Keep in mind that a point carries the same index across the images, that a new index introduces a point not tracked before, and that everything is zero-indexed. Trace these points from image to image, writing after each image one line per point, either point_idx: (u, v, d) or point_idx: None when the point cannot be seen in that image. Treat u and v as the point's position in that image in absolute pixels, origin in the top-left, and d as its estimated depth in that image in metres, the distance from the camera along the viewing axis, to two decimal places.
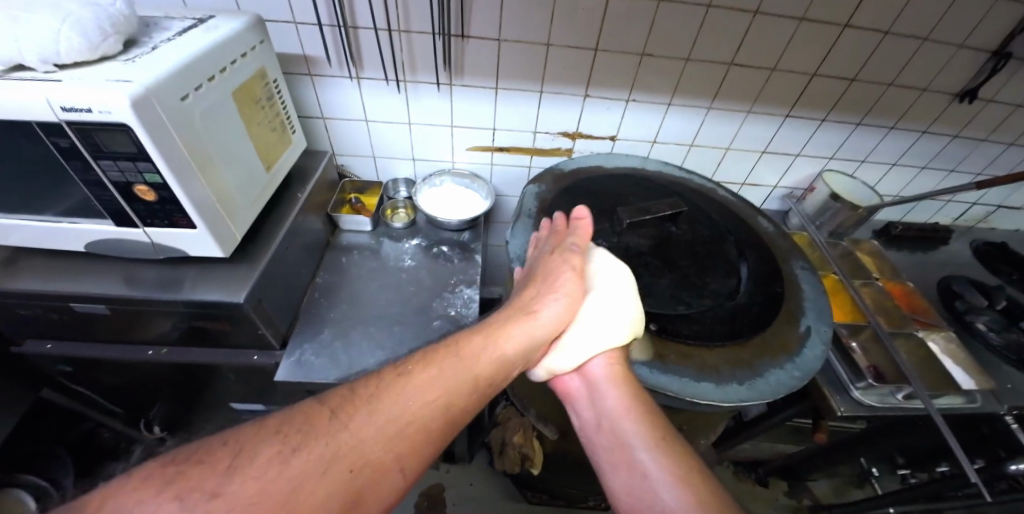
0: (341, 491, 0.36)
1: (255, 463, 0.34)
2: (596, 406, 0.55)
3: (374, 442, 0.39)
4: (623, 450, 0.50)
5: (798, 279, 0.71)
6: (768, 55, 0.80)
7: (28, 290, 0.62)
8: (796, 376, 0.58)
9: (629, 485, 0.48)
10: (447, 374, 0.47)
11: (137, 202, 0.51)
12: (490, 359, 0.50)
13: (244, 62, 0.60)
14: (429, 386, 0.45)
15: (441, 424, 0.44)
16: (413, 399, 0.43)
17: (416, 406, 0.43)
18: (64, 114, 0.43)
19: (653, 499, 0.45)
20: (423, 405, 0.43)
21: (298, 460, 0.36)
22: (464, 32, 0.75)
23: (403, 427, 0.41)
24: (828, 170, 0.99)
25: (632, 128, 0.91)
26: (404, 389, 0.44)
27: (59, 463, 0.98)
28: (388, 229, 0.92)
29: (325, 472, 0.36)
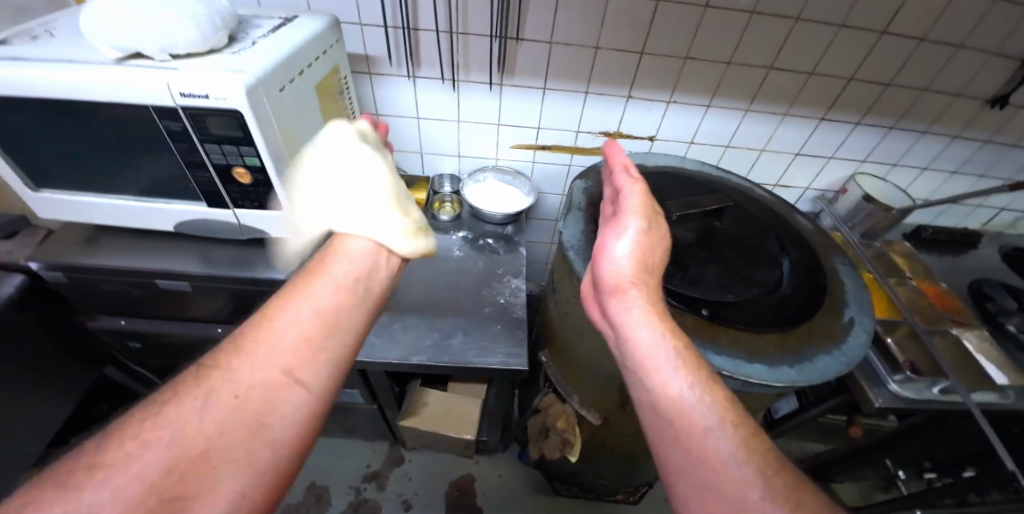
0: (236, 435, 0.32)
1: (140, 432, 0.31)
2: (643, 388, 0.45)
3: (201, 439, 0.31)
4: (667, 392, 0.42)
5: (838, 274, 0.74)
6: (807, 59, 0.83)
7: (120, 267, 0.66)
8: (842, 362, 0.60)
9: (689, 458, 0.39)
10: (322, 304, 0.40)
11: (232, 184, 0.56)
12: (272, 339, 0.37)
13: (324, 59, 0.65)
14: (295, 306, 0.39)
15: (262, 404, 0.34)
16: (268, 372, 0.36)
17: (311, 323, 0.39)
18: (182, 100, 0.47)
19: (694, 438, 0.40)
20: (300, 349, 0.38)
21: (155, 450, 0.30)
22: (519, 35, 0.79)
23: (265, 396, 0.35)
24: (859, 172, 1.01)
25: (670, 129, 0.95)
26: (303, 295, 0.40)
27: (111, 442, 0.99)
28: (434, 221, 0.95)
29: (169, 468, 0.30)
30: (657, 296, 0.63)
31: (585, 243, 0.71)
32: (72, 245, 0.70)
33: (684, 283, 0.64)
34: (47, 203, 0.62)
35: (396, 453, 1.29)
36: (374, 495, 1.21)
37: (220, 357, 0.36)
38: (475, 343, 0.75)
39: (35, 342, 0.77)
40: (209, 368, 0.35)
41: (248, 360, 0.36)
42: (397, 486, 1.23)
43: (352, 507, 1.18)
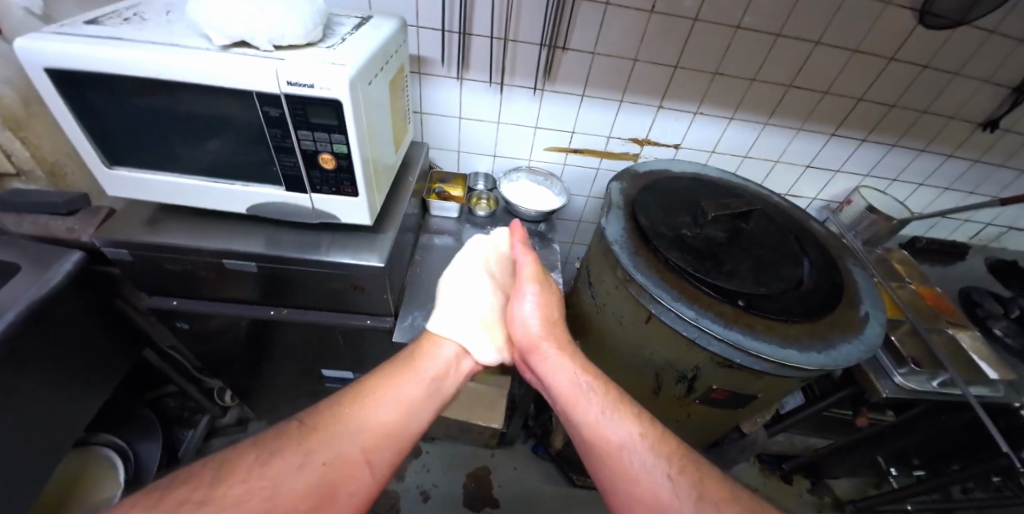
0: (320, 493, 0.46)
1: (250, 472, 0.44)
2: (588, 433, 0.57)
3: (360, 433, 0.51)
4: (593, 423, 0.58)
5: (852, 274, 0.81)
6: (824, 79, 0.91)
7: (188, 245, 0.69)
8: (862, 350, 0.66)
9: (613, 468, 0.54)
10: (402, 394, 0.57)
11: (315, 168, 0.59)
12: (390, 408, 0.55)
13: (395, 57, 0.69)
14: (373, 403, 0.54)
15: (400, 428, 0.54)
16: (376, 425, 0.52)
17: (394, 415, 0.54)
18: (287, 87, 0.51)
19: (632, 471, 0.52)
20: (400, 412, 0.55)
21: (277, 476, 0.45)
22: (565, 45, 0.85)
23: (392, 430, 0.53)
24: (862, 185, 1.10)
25: (695, 138, 1.02)
26: (391, 393, 0.56)
27: (145, 428, 1.00)
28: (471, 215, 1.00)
29: (306, 492, 0.45)
30: (696, 286, 0.69)
31: (626, 238, 0.77)
32: (134, 224, 0.71)
33: (721, 276, 0.70)
34: (123, 180, 0.65)
35: (414, 446, 1.31)
36: (393, 486, 1.23)
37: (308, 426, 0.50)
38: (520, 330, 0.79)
39: (86, 321, 0.77)
40: (310, 432, 0.49)
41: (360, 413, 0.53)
42: (415, 478, 1.25)
43: None
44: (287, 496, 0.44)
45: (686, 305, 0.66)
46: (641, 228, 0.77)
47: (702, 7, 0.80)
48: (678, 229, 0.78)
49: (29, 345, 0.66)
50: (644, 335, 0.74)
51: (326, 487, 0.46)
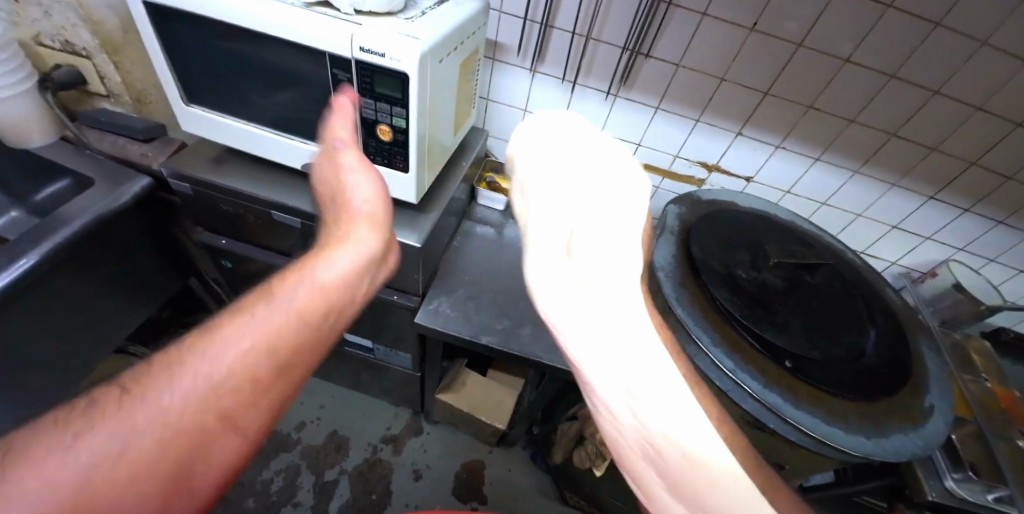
0: (197, 427, 0.31)
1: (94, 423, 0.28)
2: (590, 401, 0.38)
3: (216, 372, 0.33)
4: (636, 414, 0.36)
5: (923, 356, 0.71)
6: (937, 135, 0.80)
7: (242, 191, 0.71)
8: (920, 446, 0.59)
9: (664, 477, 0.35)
10: (298, 296, 0.39)
11: (372, 138, 0.59)
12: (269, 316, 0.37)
13: (472, 38, 0.67)
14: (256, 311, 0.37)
15: (285, 337, 0.36)
16: (274, 323, 0.36)
17: (290, 317, 0.37)
18: (358, 54, 0.50)
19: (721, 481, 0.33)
20: (309, 313, 0.39)
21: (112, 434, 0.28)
22: (649, 51, 0.80)
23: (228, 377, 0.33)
24: (954, 259, 0.98)
25: (770, 173, 0.94)
26: (243, 319, 0.36)
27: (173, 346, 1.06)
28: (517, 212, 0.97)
29: (164, 442, 0.29)
30: (742, 335, 0.63)
31: (673, 267, 0.72)
32: (199, 162, 0.74)
33: (772, 329, 0.63)
34: (196, 118, 0.67)
35: (416, 424, 1.33)
36: (388, 457, 1.25)
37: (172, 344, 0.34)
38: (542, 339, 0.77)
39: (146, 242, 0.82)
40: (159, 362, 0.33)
41: (246, 318, 0.36)
42: (411, 455, 1.27)
43: (367, 463, 1.23)
44: (140, 480, 0.28)
45: (725, 353, 0.61)
46: (693, 260, 0.72)
47: (811, 33, 0.73)
48: (733, 269, 0.71)
49: (87, 253, 0.71)
50: (671, 372, 0.69)
51: (191, 444, 0.30)
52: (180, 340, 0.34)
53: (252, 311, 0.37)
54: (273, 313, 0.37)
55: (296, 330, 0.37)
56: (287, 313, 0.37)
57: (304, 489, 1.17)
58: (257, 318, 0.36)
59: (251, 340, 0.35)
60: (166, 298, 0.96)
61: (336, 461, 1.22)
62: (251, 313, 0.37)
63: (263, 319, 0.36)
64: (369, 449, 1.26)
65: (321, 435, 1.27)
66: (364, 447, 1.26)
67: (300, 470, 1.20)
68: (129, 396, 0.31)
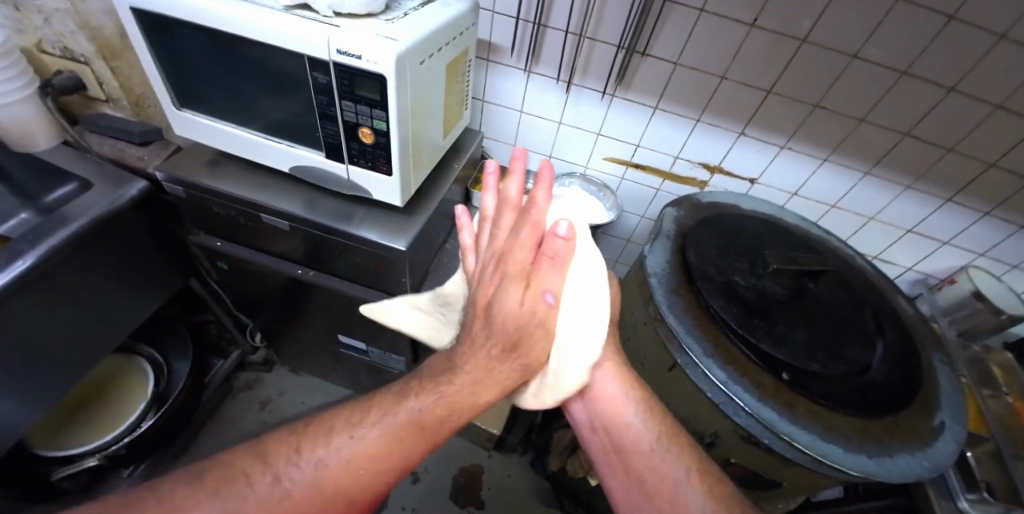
0: None
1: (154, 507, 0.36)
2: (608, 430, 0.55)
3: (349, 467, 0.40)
4: (632, 432, 0.54)
5: (935, 370, 0.67)
6: (953, 136, 0.76)
7: (233, 194, 0.72)
8: (926, 467, 0.55)
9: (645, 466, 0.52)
10: (362, 440, 0.42)
11: (355, 141, 0.58)
12: (338, 452, 0.41)
13: (460, 38, 0.66)
14: (342, 440, 0.41)
15: (361, 477, 0.40)
16: (358, 453, 0.41)
17: (352, 458, 0.41)
18: (335, 56, 0.50)
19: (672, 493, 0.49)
20: (374, 450, 0.41)
21: None
22: (646, 50, 0.78)
23: (358, 472, 0.40)
24: (975, 265, 0.92)
25: (775, 175, 0.90)
26: (356, 428, 0.42)
27: (174, 345, 1.07)
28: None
29: None
30: (737, 345, 0.61)
31: (667, 272, 0.69)
32: (194, 165, 0.75)
33: (769, 340, 0.60)
34: (188, 122, 0.68)
35: None
36: None
37: (266, 444, 0.42)
38: None
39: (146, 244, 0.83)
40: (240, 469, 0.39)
41: (346, 441, 0.41)
42: None
43: None
44: None
45: (717, 365, 0.59)
46: (688, 265, 0.69)
47: (815, 29, 0.69)
48: (730, 275, 0.69)
49: (93, 248, 0.73)
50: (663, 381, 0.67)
51: None
52: (277, 448, 0.41)
53: (336, 434, 0.42)
54: (349, 446, 0.41)
55: (377, 472, 0.41)
56: (375, 442, 0.42)
57: None
58: (343, 446, 0.41)
59: (326, 471, 0.40)
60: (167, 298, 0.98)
61: None
62: (333, 436, 0.42)
63: (340, 453, 0.41)
64: None
65: None
66: None
67: None
68: (198, 488, 0.37)
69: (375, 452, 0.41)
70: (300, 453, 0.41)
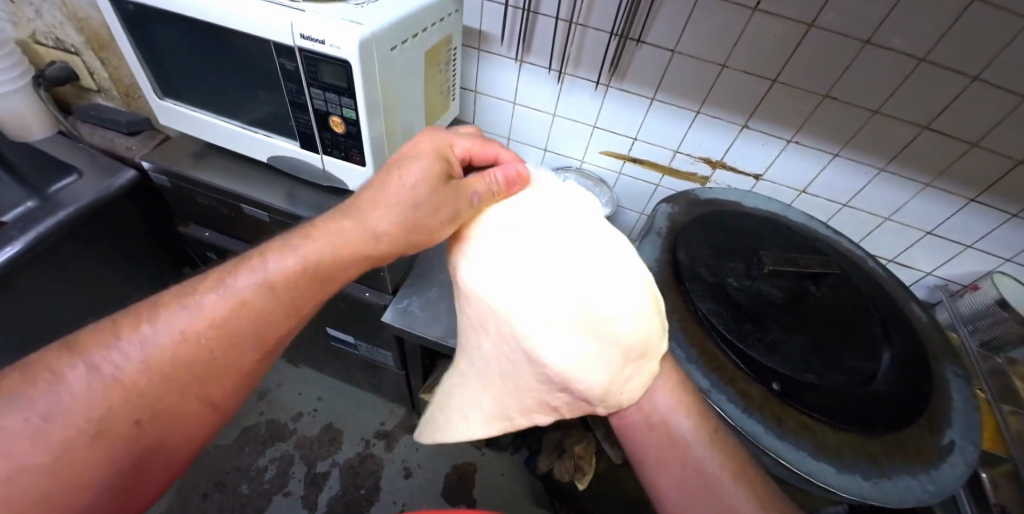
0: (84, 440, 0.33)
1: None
2: (633, 433, 0.47)
3: (182, 343, 0.38)
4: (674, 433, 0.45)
5: (947, 384, 0.61)
6: (979, 129, 0.69)
7: (214, 184, 0.71)
8: (931, 492, 0.50)
9: (684, 477, 0.43)
10: (208, 311, 0.39)
11: (326, 130, 0.56)
12: (173, 329, 0.38)
13: (441, 25, 0.63)
14: (176, 316, 0.38)
15: (208, 344, 0.39)
16: (204, 322, 0.39)
17: (197, 327, 0.39)
18: (299, 41, 0.48)
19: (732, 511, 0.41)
20: (220, 322, 0.39)
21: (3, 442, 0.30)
22: (641, 37, 0.74)
23: (208, 346, 0.39)
24: (1001, 271, 0.85)
25: (782, 171, 0.85)
26: (194, 300, 0.40)
27: None
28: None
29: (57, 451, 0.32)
30: (725, 352, 0.57)
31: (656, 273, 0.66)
32: (180, 155, 0.75)
33: (760, 346, 0.56)
34: (170, 112, 0.68)
35: (409, 421, 1.32)
36: (380, 454, 1.25)
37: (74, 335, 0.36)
38: None
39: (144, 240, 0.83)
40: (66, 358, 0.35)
41: (191, 310, 0.39)
42: (402, 452, 1.26)
43: (358, 458, 1.24)
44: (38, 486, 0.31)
45: (702, 372, 0.55)
46: (679, 265, 0.66)
47: (823, 13, 0.64)
48: (723, 277, 0.65)
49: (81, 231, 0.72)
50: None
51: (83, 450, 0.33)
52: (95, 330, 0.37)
53: (172, 311, 0.39)
54: (191, 316, 0.39)
55: (237, 338, 0.40)
56: (227, 312, 0.40)
57: (295, 478, 1.19)
58: (177, 320, 0.38)
59: (169, 340, 0.37)
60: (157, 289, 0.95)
61: (328, 455, 1.23)
62: (169, 312, 0.38)
63: (183, 324, 0.38)
64: (361, 444, 1.26)
65: (316, 427, 1.29)
66: (356, 442, 1.27)
67: (293, 460, 1.22)
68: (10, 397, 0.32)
69: (227, 319, 0.40)
70: (135, 331, 0.37)
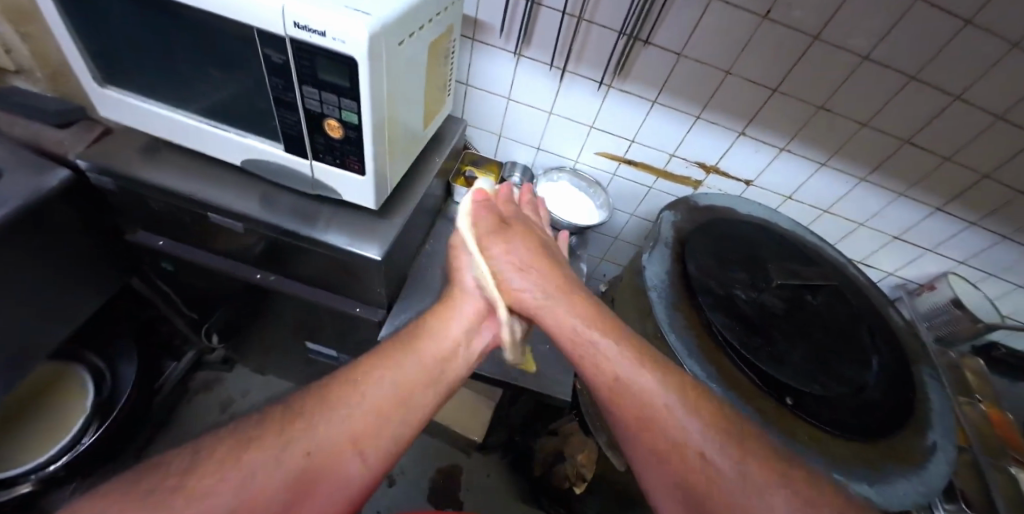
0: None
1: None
2: (591, 372, 0.50)
3: (394, 406, 0.42)
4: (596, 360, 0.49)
5: (925, 387, 0.66)
6: (953, 145, 0.74)
7: (172, 189, 0.61)
8: (919, 491, 0.55)
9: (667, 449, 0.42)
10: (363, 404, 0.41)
11: (319, 134, 0.49)
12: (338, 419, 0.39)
13: (444, 16, 0.57)
14: (340, 404, 0.40)
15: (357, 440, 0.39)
16: (362, 417, 0.40)
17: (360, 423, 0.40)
18: (292, 30, 0.40)
19: (686, 437, 0.43)
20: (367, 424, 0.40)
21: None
22: (649, 38, 0.71)
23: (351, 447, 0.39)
24: (954, 273, 0.93)
25: (772, 178, 0.87)
26: (352, 397, 0.41)
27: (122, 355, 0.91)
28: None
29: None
30: (738, 368, 0.58)
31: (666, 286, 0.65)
32: (124, 153, 0.64)
33: (771, 361, 0.57)
34: (112, 102, 0.57)
35: None
36: None
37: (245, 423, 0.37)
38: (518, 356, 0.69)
39: (85, 251, 0.71)
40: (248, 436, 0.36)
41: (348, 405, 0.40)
42: None
43: None
44: None
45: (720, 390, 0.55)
46: (687, 278, 0.65)
47: (829, 26, 0.65)
48: (731, 289, 0.65)
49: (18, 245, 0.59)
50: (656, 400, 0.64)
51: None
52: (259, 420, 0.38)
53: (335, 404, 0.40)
54: (352, 411, 0.40)
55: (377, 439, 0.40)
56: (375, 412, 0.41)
57: None
58: (342, 414, 0.40)
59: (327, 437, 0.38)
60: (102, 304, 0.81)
61: None
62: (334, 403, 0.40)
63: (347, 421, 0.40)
64: None
65: None
66: None
67: None
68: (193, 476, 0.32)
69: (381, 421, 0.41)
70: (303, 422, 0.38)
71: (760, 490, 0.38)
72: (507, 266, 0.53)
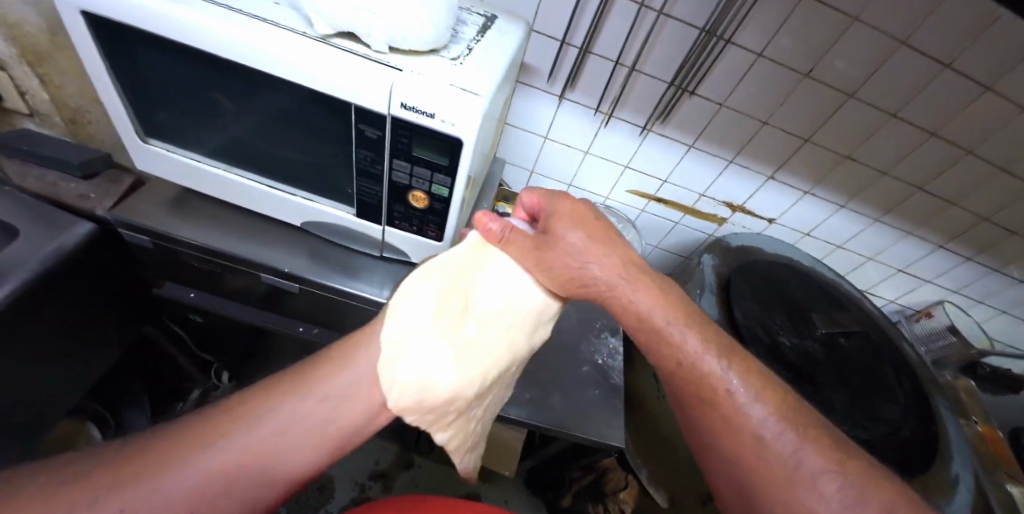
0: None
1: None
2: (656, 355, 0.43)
3: (312, 434, 0.37)
4: (655, 323, 0.42)
5: (945, 419, 0.72)
6: (960, 192, 0.81)
7: (217, 247, 0.57)
8: None
9: (727, 435, 0.39)
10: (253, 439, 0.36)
11: (400, 203, 0.48)
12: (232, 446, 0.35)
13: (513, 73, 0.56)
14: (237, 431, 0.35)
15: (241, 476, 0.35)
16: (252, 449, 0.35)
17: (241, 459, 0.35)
18: (398, 110, 0.39)
19: (734, 420, 0.39)
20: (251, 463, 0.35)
21: None
22: (694, 88, 0.72)
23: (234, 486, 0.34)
24: (947, 300, 1.02)
25: (793, 217, 0.91)
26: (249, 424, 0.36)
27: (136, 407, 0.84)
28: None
29: None
30: None
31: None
32: (157, 206, 0.59)
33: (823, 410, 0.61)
34: (156, 157, 0.52)
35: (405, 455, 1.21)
36: (378, 496, 1.14)
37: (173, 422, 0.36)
38: (573, 404, 0.68)
39: (106, 306, 0.65)
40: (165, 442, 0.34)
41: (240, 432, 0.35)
42: (402, 491, 1.16)
43: (355, 504, 1.11)
44: None
45: None
46: (737, 326, 0.67)
47: (864, 85, 0.68)
48: (776, 338, 0.68)
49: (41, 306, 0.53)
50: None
51: None
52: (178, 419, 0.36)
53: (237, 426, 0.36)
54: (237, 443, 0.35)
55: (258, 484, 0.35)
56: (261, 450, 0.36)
57: None
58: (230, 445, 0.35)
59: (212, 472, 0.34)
60: (116, 358, 0.74)
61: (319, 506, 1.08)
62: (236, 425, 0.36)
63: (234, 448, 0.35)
64: (356, 488, 1.13)
65: None
66: (350, 487, 1.13)
67: None
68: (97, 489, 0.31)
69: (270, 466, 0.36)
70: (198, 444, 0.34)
71: (813, 479, 0.36)
72: (479, 316, 0.42)
